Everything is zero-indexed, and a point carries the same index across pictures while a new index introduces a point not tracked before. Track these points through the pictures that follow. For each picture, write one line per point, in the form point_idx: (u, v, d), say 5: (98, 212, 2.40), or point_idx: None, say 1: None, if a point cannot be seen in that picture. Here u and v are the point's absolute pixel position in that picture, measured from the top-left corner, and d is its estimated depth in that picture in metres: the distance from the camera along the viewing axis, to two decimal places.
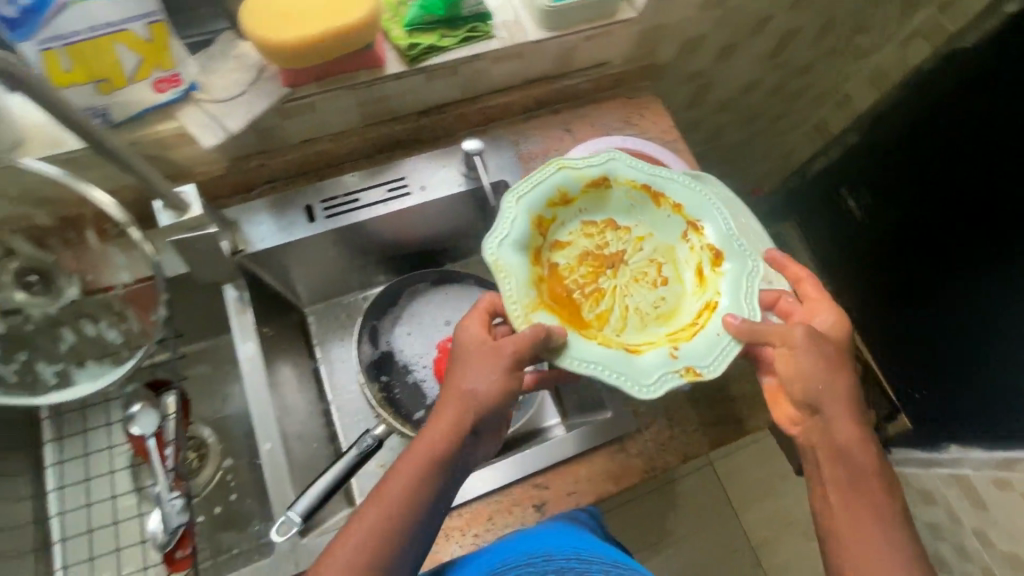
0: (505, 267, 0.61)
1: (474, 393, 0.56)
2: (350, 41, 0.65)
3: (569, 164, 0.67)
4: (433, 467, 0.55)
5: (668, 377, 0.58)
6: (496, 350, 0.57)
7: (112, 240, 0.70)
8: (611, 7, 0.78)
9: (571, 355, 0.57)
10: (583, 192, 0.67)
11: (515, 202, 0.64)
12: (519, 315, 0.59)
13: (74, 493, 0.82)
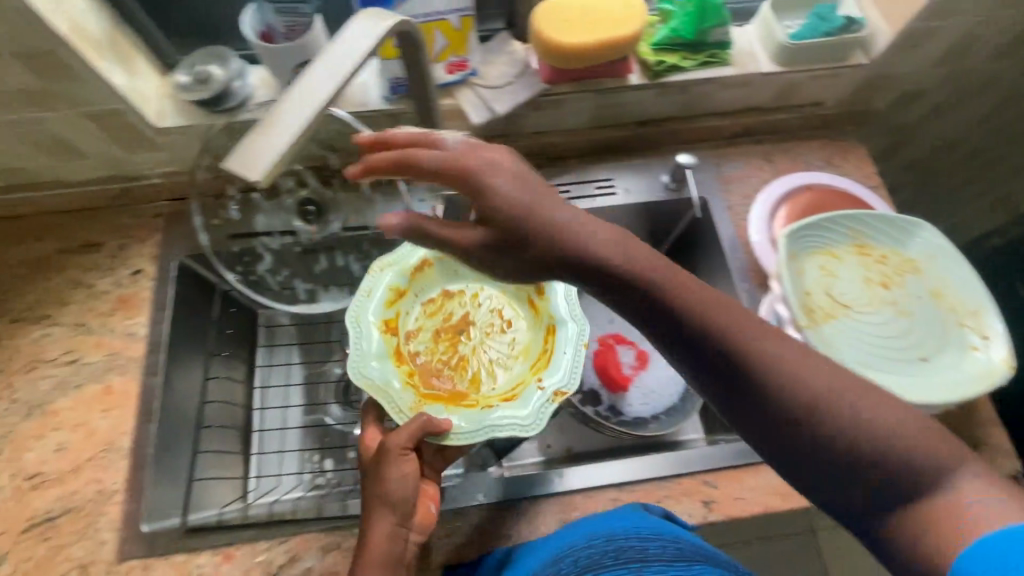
0: (380, 386, 0.68)
1: (388, 496, 0.60)
2: (616, 50, 0.74)
3: (390, 262, 0.76)
4: (399, 561, 0.60)
5: (544, 406, 0.67)
6: (402, 452, 0.62)
7: (378, 190, 0.85)
8: (846, 52, 0.82)
9: (469, 433, 0.65)
10: (411, 277, 0.77)
11: (357, 317, 0.72)
12: (401, 412, 0.67)
13: (281, 393, 0.91)
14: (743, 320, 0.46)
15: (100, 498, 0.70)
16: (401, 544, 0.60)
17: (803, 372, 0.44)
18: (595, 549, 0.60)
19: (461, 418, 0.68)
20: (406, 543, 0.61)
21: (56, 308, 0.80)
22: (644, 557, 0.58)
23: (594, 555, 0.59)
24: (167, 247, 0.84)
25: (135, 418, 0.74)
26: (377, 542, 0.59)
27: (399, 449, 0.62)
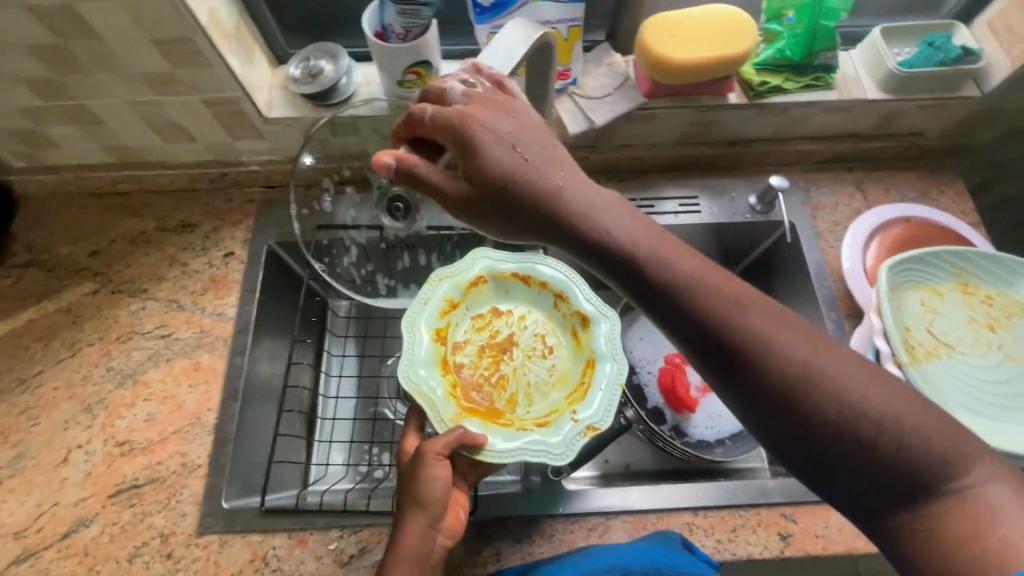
0: (421, 392, 0.66)
1: (422, 497, 0.61)
2: (722, 69, 0.74)
3: (448, 273, 0.74)
4: (427, 561, 0.60)
5: (576, 440, 0.65)
6: (439, 458, 0.61)
7: None
8: (959, 83, 0.80)
9: (500, 452, 0.62)
10: (465, 291, 0.75)
11: (410, 324, 0.70)
12: (443, 421, 0.65)
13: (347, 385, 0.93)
14: (835, 363, 0.43)
15: (184, 471, 0.72)
16: (430, 543, 0.61)
17: (896, 419, 0.40)
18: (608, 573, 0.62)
19: (498, 436, 0.64)
20: (435, 544, 0.62)
21: (153, 283, 0.84)
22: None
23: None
24: (259, 232, 0.87)
25: (221, 396, 0.76)
26: (411, 543, 0.60)
27: (435, 455, 0.61)
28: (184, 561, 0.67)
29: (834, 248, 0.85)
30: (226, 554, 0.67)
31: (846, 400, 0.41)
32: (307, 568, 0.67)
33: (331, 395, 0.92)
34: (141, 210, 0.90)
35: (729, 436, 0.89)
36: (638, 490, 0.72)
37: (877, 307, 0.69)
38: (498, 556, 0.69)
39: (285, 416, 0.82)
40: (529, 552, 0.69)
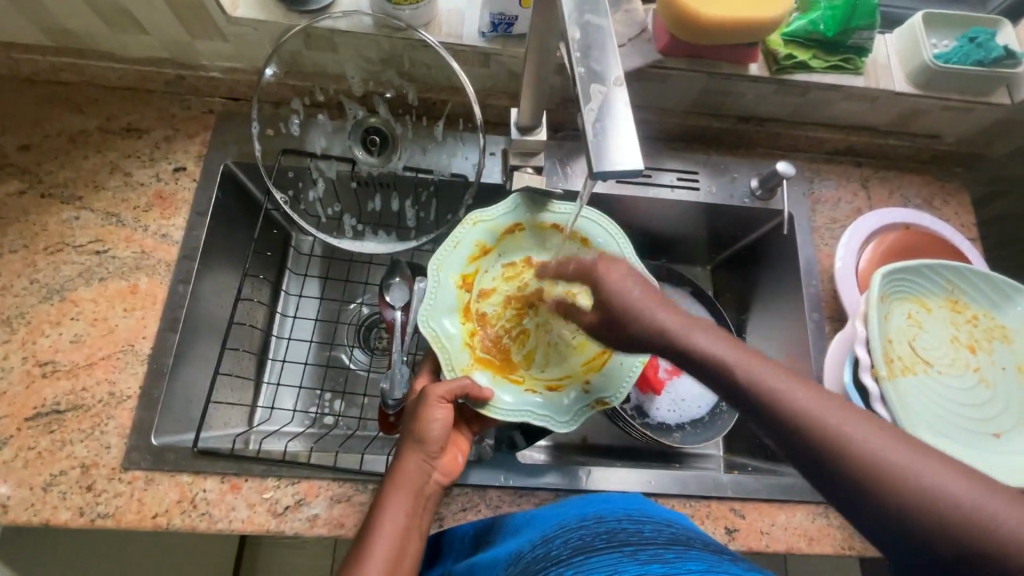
0: (440, 341, 0.66)
1: (422, 435, 0.59)
2: (749, 36, 0.67)
3: (482, 218, 0.71)
4: (421, 493, 0.58)
5: (581, 411, 0.66)
6: (441, 401, 0.60)
7: (450, 133, 0.80)
8: (991, 88, 0.75)
9: (503, 411, 0.64)
10: (499, 238, 0.73)
11: (439, 267, 0.69)
12: (455, 371, 0.65)
13: (301, 326, 0.88)
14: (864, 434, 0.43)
15: (111, 401, 0.66)
16: (425, 477, 0.59)
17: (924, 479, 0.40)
18: (586, 532, 0.51)
19: (503, 392, 0.66)
20: (429, 478, 0.59)
21: (90, 192, 0.75)
22: (640, 541, 0.47)
23: (586, 537, 0.49)
24: (216, 149, 0.78)
25: (159, 324, 0.70)
26: (406, 471, 0.58)
27: (437, 397, 0.60)
28: (105, 496, 0.63)
29: (828, 246, 0.81)
30: (151, 493, 0.63)
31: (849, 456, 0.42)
32: (238, 516, 0.63)
33: (284, 335, 0.87)
34: (82, 106, 0.79)
35: (690, 422, 0.87)
36: (592, 471, 0.70)
37: (865, 315, 0.66)
38: (440, 523, 0.66)
39: (230, 351, 0.77)
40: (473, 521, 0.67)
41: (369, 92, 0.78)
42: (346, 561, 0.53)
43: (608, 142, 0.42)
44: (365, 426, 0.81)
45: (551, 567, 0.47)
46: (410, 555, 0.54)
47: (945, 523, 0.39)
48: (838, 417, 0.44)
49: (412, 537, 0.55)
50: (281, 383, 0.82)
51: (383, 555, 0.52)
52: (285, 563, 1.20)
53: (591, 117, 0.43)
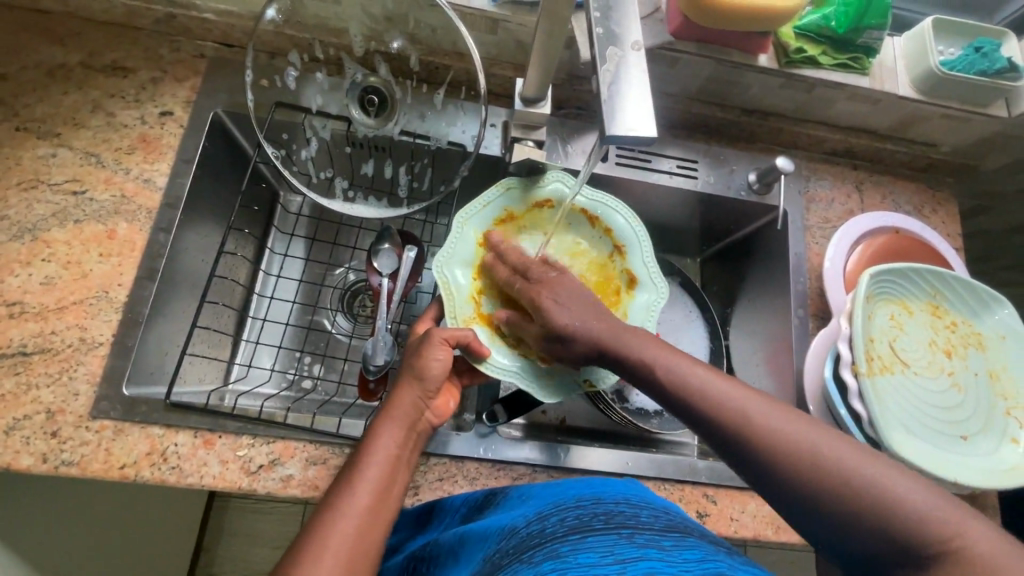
0: (449, 288, 0.68)
1: (421, 370, 0.59)
2: (761, 25, 0.67)
3: (514, 185, 0.73)
4: (413, 428, 0.57)
5: (566, 387, 0.66)
6: (444, 343, 0.61)
7: (450, 102, 0.78)
8: (990, 99, 0.76)
9: (495, 365, 0.65)
10: (527, 208, 0.74)
11: (464, 222, 0.71)
12: (455, 318, 0.67)
13: (285, 287, 0.87)
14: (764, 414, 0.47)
15: (82, 347, 0.64)
16: (418, 414, 0.58)
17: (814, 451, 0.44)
18: (583, 512, 0.49)
19: (498, 352, 0.67)
20: (421, 416, 0.59)
21: (69, 129, 0.72)
22: (638, 526, 0.46)
23: (583, 517, 0.47)
24: (206, 96, 0.75)
25: (136, 272, 0.68)
26: (401, 404, 0.58)
27: (442, 339, 0.61)
28: (71, 443, 0.60)
29: (818, 245, 0.82)
30: (120, 444, 0.61)
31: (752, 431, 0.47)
32: (209, 471, 0.62)
33: (266, 294, 0.86)
34: (64, 38, 0.75)
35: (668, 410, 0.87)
36: (571, 449, 0.70)
37: (849, 313, 0.67)
38: (416, 491, 0.65)
39: (209, 306, 0.75)
40: (448, 491, 0.66)
41: (369, 51, 0.74)
42: (331, 490, 0.51)
43: (625, 105, 0.43)
44: (343, 392, 0.80)
45: (546, 544, 0.45)
46: (397, 486, 0.53)
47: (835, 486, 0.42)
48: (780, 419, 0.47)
49: (400, 471, 0.54)
50: (260, 342, 0.81)
51: (376, 478, 0.51)
52: (251, 529, 1.19)
53: (609, 78, 0.43)
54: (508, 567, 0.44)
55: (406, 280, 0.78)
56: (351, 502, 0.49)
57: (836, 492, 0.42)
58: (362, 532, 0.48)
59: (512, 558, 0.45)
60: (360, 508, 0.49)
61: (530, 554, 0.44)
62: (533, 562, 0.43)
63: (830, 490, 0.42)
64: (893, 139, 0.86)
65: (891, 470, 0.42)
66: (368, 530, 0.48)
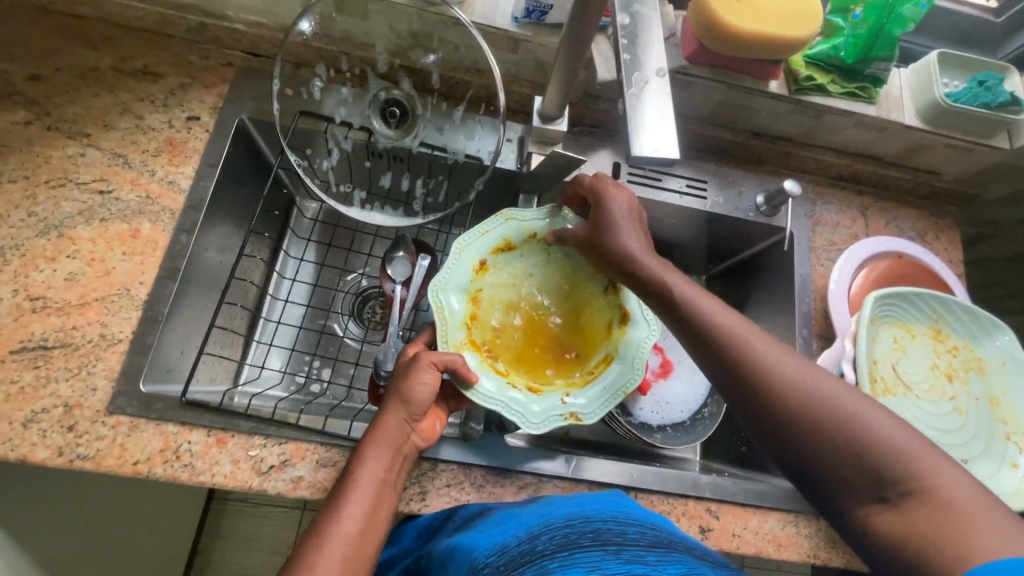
0: (442, 310, 0.68)
1: (407, 394, 0.59)
2: (772, 54, 0.69)
3: (515, 215, 0.74)
4: (400, 450, 0.58)
5: (553, 418, 0.65)
6: (432, 366, 0.61)
7: (469, 117, 0.80)
8: (992, 131, 0.78)
9: (479, 392, 0.64)
10: (526, 238, 0.75)
11: (462, 247, 0.72)
12: (446, 343, 0.67)
13: (299, 290, 0.89)
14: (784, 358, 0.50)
15: (102, 343, 0.65)
16: (404, 436, 0.59)
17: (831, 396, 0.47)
18: (571, 530, 0.49)
19: (486, 378, 0.66)
20: (408, 438, 0.60)
21: (99, 130, 0.74)
22: (624, 541, 0.47)
23: (571, 535, 0.48)
24: (232, 102, 0.77)
25: (157, 272, 0.69)
26: (384, 427, 0.58)
27: (429, 362, 0.61)
28: (87, 437, 0.61)
29: (823, 266, 0.84)
30: (135, 439, 0.62)
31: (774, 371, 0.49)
32: (221, 470, 0.63)
33: (280, 296, 0.88)
34: (98, 42, 0.77)
35: (671, 424, 0.87)
36: (576, 459, 0.71)
37: (853, 335, 0.69)
38: (423, 496, 0.66)
39: (226, 306, 0.77)
40: (455, 497, 0.67)
41: (393, 69, 0.78)
42: (319, 516, 0.52)
43: (647, 127, 0.51)
44: (351, 396, 0.81)
45: (534, 561, 0.45)
46: (385, 508, 0.55)
47: (846, 426, 0.45)
48: (819, 378, 0.48)
49: (387, 494, 0.55)
50: (272, 344, 0.82)
51: (361, 505, 0.52)
52: (249, 531, 1.19)
53: (634, 103, 0.51)
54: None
55: (418, 288, 0.79)
56: (339, 528, 0.50)
57: (841, 430, 0.45)
58: (351, 556, 0.49)
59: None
60: (345, 535, 0.50)
61: (519, 572, 0.45)
62: None
63: (837, 428, 0.45)
64: (898, 166, 0.88)
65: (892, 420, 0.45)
66: (354, 557, 0.50)
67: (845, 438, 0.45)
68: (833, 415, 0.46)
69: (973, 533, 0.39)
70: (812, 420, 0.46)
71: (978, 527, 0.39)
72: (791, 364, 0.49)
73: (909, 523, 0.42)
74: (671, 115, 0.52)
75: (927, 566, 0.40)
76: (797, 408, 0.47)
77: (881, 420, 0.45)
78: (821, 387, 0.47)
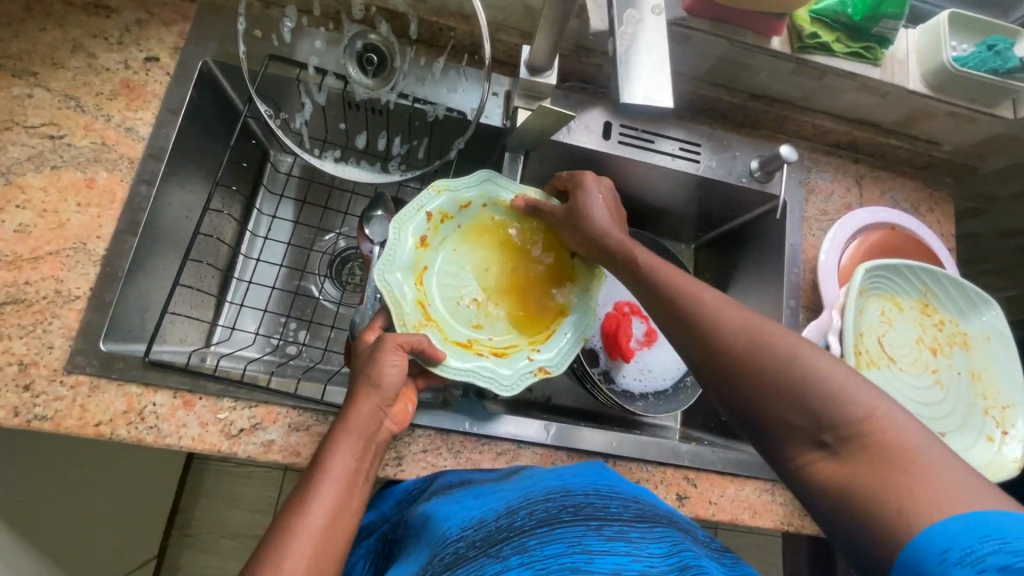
0: (391, 294, 0.62)
1: (378, 376, 0.53)
2: (777, 6, 0.65)
3: (447, 185, 0.68)
4: (372, 439, 0.52)
5: (524, 377, 0.63)
6: (399, 349, 0.55)
7: (451, 67, 0.75)
8: (998, 99, 0.75)
9: (448, 367, 0.60)
10: (462, 207, 0.69)
11: (399, 227, 0.65)
12: (406, 327, 0.61)
13: (274, 249, 0.85)
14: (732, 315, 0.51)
15: (57, 299, 0.61)
16: (377, 424, 0.53)
17: (779, 351, 0.47)
18: (551, 504, 0.47)
19: (453, 352, 0.62)
20: (381, 425, 0.53)
21: (48, 69, 0.68)
22: (606, 516, 0.46)
23: (552, 509, 0.46)
24: (194, 42, 0.71)
25: (116, 226, 0.65)
26: (359, 414, 0.51)
27: (396, 344, 0.55)
28: (44, 397, 0.58)
29: (814, 237, 0.82)
30: (96, 400, 0.59)
31: (721, 328, 0.50)
32: (188, 433, 0.60)
33: (253, 255, 0.84)
34: None
35: (653, 392, 0.86)
36: (557, 427, 0.70)
37: (841, 306, 0.68)
38: (399, 461, 0.65)
39: (191, 264, 0.73)
40: (432, 463, 0.66)
41: (371, 17, 0.73)
42: (284, 507, 0.45)
43: (637, 77, 0.56)
44: (326, 359, 0.79)
45: (514, 538, 0.44)
46: (356, 502, 0.48)
47: (792, 381, 0.45)
48: (766, 330, 0.49)
49: (359, 487, 0.49)
50: (244, 305, 0.79)
51: (331, 498, 0.46)
52: (228, 490, 1.19)
53: (629, 54, 0.56)
54: (475, 560, 0.43)
55: None
56: (305, 523, 0.44)
57: (789, 387, 0.45)
58: (318, 554, 0.43)
59: (478, 551, 0.44)
60: (315, 530, 0.44)
61: (498, 547, 0.44)
62: (500, 556, 0.43)
63: (785, 383, 0.46)
64: (898, 135, 0.85)
65: (837, 367, 0.45)
66: (323, 557, 0.43)
67: (795, 396, 0.45)
68: (781, 367, 0.46)
69: (912, 480, 0.38)
70: (762, 378, 0.47)
71: (925, 474, 0.38)
72: (743, 318, 0.50)
73: (853, 471, 0.41)
74: (661, 67, 0.56)
75: (865, 509, 0.40)
76: (745, 366, 0.48)
77: (826, 365, 0.45)
78: (768, 338, 0.48)
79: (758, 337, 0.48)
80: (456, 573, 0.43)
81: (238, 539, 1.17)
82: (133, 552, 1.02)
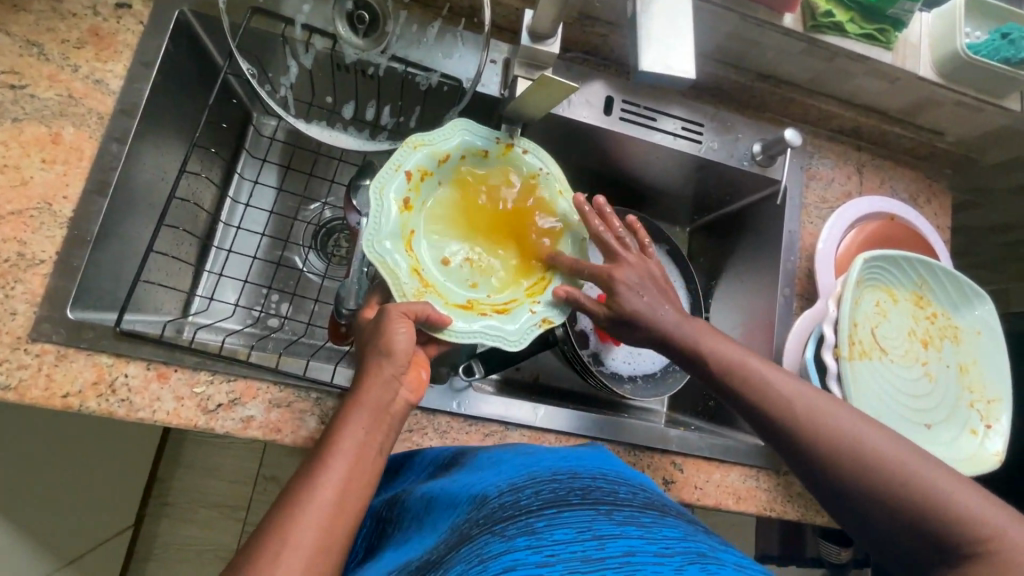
0: (384, 264, 0.58)
1: (388, 344, 0.51)
2: None
3: (423, 139, 0.63)
4: (387, 412, 0.48)
5: (530, 329, 0.61)
6: (404, 317, 0.53)
7: (447, 30, 0.71)
8: (1007, 90, 0.74)
9: (453, 331, 0.58)
10: (441, 161, 0.65)
11: (379, 191, 0.60)
12: (405, 297, 0.58)
13: (256, 218, 0.82)
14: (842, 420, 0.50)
15: (20, 263, 0.57)
16: (392, 394, 0.49)
17: (886, 460, 0.47)
18: (558, 486, 0.46)
19: (456, 315, 0.60)
20: (396, 395, 0.50)
21: (7, 12, 0.62)
22: (615, 501, 0.45)
23: (558, 491, 0.45)
24: None
25: (84, 185, 0.60)
26: (372, 387, 0.48)
27: (400, 313, 0.53)
28: (7, 365, 0.55)
29: (812, 225, 0.80)
30: (64, 370, 0.56)
31: (825, 436, 0.49)
32: (163, 407, 0.58)
33: (233, 223, 0.81)
34: None
35: (642, 375, 0.85)
36: (547, 409, 0.69)
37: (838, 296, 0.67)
38: None
39: (169, 229, 0.70)
40: (417, 443, 0.64)
41: None
42: (289, 485, 0.42)
43: (651, 42, 0.54)
44: (310, 332, 0.76)
45: (520, 518, 0.42)
46: (370, 479, 0.45)
47: (907, 495, 0.45)
48: (874, 438, 0.48)
49: (373, 461, 0.46)
50: (224, 273, 0.76)
51: (341, 475, 0.43)
52: (209, 460, 1.17)
53: (640, 20, 0.54)
54: (479, 538, 0.41)
55: None
56: (312, 502, 0.41)
57: (903, 498, 0.45)
58: (328, 536, 0.40)
59: (481, 530, 0.42)
60: (321, 509, 0.40)
61: (502, 526, 0.41)
62: (506, 535, 0.40)
63: (899, 496, 0.45)
64: (902, 123, 0.84)
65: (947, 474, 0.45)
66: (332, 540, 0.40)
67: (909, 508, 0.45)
68: (896, 471, 0.46)
69: None
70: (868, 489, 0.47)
71: None
72: (851, 418, 0.50)
73: None
74: (676, 35, 0.54)
75: None
76: (850, 472, 0.48)
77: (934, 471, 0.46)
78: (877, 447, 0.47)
79: (865, 445, 0.48)
80: (459, 552, 0.40)
81: (221, 510, 1.16)
82: (109, 521, 1.00)
